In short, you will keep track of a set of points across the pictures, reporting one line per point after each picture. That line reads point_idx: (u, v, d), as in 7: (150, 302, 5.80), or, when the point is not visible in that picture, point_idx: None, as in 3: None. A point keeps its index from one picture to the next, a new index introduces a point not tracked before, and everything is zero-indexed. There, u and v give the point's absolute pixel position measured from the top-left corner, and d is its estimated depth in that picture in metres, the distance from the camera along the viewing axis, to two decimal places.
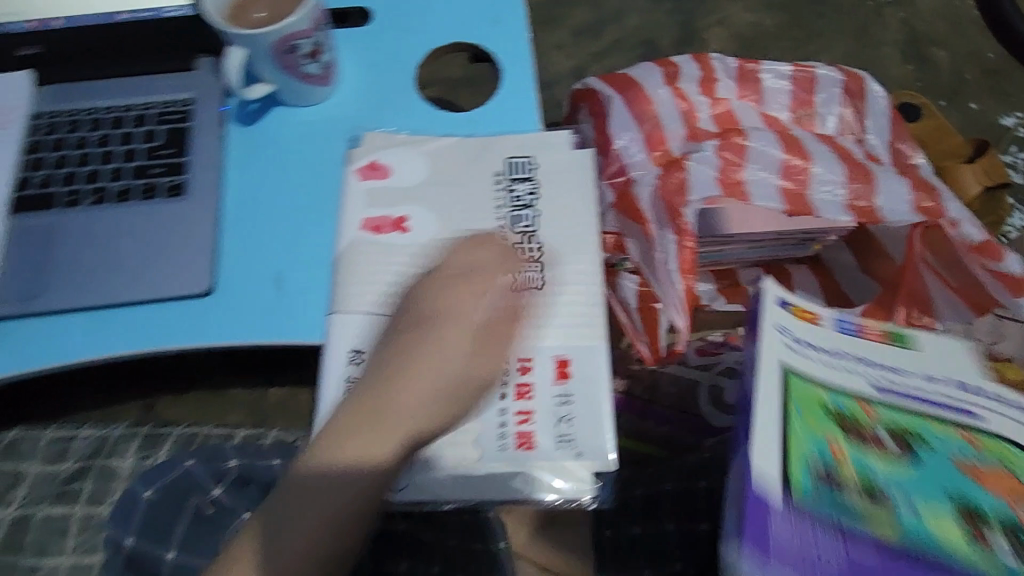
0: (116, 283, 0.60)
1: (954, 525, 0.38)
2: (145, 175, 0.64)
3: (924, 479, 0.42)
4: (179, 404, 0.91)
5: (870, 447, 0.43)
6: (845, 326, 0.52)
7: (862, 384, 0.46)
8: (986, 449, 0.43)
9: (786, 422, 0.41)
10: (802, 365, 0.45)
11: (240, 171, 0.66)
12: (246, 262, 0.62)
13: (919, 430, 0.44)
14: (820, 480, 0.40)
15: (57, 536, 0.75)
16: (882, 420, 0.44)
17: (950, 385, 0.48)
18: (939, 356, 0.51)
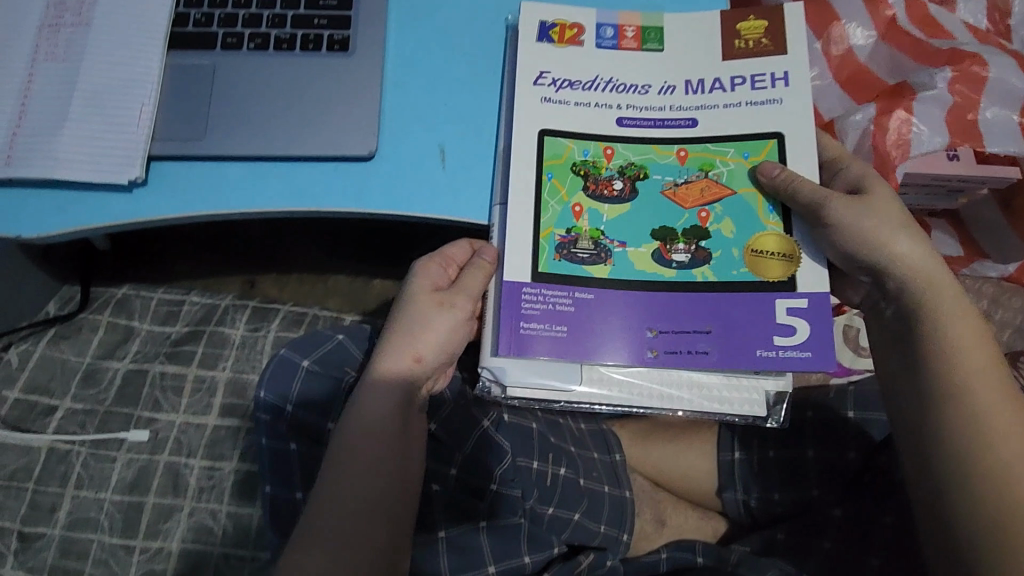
0: (277, 135, 0.57)
1: (744, 262, 0.46)
2: (307, 25, 0.60)
3: (639, 217, 0.48)
4: (280, 282, 0.89)
5: (602, 196, 0.48)
6: (603, 30, 0.52)
7: (610, 125, 0.50)
8: (722, 225, 0.47)
9: (527, 210, 0.47)
10: (561, 122, 0.50)
11: (402, 32, 0.62)
12: (409, 130, 0.59)
13: (648, 166, 0.48)
14: (555, 249, 0.47)
15: (172, 394, 0.76)
16: (615, 163, 0.49)
17: (765, 75, 0.49)
18: (687, 36, 0.51)
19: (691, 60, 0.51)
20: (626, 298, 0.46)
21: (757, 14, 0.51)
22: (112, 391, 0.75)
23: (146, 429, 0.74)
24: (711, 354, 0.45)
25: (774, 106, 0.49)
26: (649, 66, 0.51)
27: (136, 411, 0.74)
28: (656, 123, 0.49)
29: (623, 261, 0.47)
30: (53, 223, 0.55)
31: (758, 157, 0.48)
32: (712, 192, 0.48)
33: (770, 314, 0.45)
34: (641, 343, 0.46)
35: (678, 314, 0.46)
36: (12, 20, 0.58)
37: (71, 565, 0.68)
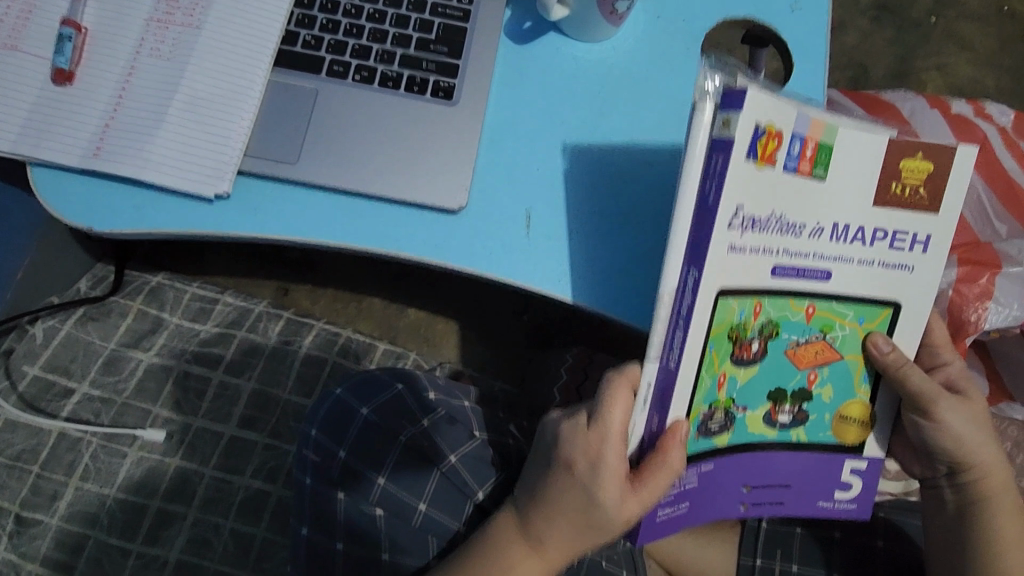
0: (369, 173, 0.57)
1: (833, 428, 0.48)
2: (415, 67, 0.59)
3: (764, 381, 0.45)
4: (314, 295, 0.88)
5: (740, 360, 0.44)
6: (793, 145, 0.40)
7: (765, 276, 0.42)
8: (831, 386, 0.48)
9: (682, 393, 0.41)
10: (733, 282, 0.40)
11: (505, 90, 0.61)
12: (499, 190, 0.59)
13: (782, 326, 0.44)
14: (698, 427, 0.43)
15: (193, 396, 0.74)
16: (759, 322, 0.43)
17: (906, 234, 0.45)
18: (859, 163, 0.42)
19: (853, 199, 0.43)
20: (738, 462, 0.46)
21: (926, 148, 0.43)
22: (132, 384, 0.73)
23: (162, 429, 0.72)
24: (786, 504, 0.48)
25: (903, 273, 0.46)
26: (821, 203, 0.42)
27: (155, 408, 0.73)
28: (800, 275, 0.43)
29: (742, 427, 0.45)
30: (128, 224, 0.54)
31: (871, 324, 0.47)
32: (823, 356, 0.47)
33: (838, 473, 0.49)
34: (735, 499, 0.47)
35: (771, 473, 0.47)
36: (119, 8, 0.57)
37: (63, 559, 0.66)
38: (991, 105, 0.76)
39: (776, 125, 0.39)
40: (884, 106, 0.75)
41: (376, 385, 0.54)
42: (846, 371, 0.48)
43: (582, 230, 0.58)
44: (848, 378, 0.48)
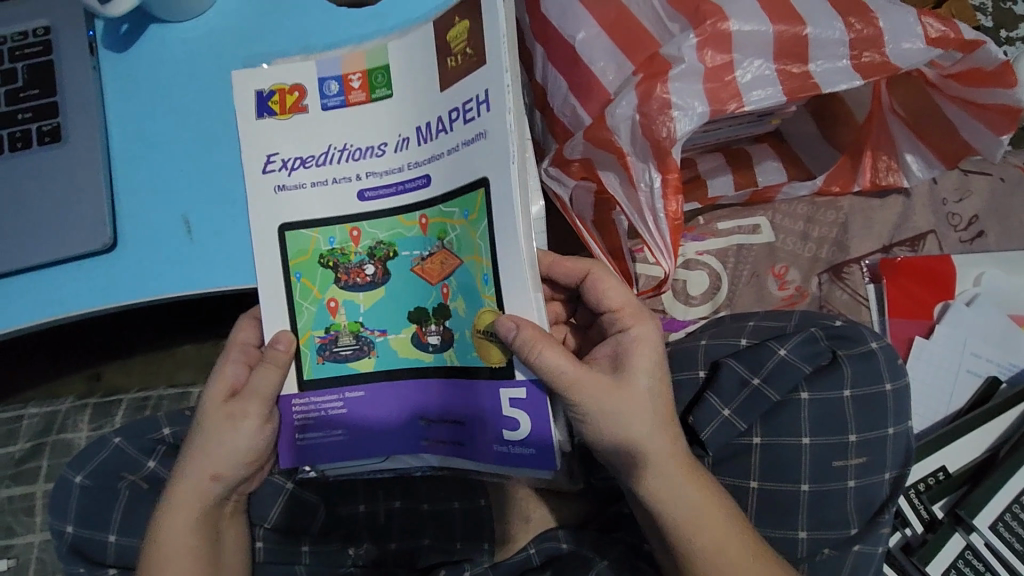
0: (6, 251, 0.55)
1: (475, 345, 0.47)
2: (13, 122, 0.57)
3: (393, 303, 0.49)
4: (125, 367, 0.86)
5: (355, 285, 0.49)
6: (327, 86, 0.50)
7: (351, 202, 0.49)
8: (462, 293, 0.47)
9: (281, 313, 0.49)
10: (299, 214, 0.49)
11: (126, 107, 0.58)
12: (148, 209, 0.56)
13: (396, 244, 0.49)
14: (319, 351, 0.50)
15: (24, 515, 0.73)
16: (363, 246, 0.49)
17: (469, 102, 0.45)
18: (406, 68, 0.48)
19: (416, 100, 0.48)
20: (397, 391, 0.49)
21: (459, 15, 0.45)
22: None
23: (4, 558, 0.72)
24: (458, 443, 0.48)
25: (479, 141, 0.45)
26: (372, 119, 0.49)
27: None
28: (393, 189, 0.49)
29: (383, 350, 0.49)
30: None
31: (476, 217, 0.46)
32: (448, 264, 0.48)
33: (499, 407, 0.47)
34: (411, 432, 0.49)
35: (433, 405, 0.49)
36: None
37: None
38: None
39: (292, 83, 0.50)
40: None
41: (89, 450, 0.53)
42: (473, 273, 0.46)
43: (241, 211, 0.55)
44: (481, 283, 0.46)
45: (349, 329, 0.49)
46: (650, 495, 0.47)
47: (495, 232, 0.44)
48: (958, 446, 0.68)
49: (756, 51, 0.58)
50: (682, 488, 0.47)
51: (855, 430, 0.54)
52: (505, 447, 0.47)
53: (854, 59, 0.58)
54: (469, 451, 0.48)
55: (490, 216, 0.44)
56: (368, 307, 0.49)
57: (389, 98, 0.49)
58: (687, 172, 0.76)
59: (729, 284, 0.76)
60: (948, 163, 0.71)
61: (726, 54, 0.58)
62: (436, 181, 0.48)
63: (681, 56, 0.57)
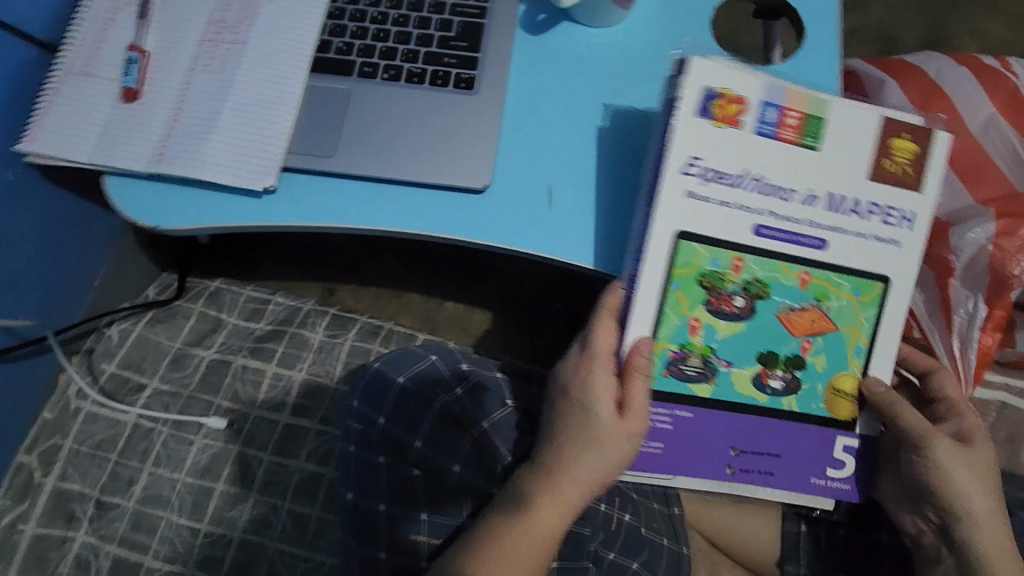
0: (399, 164, 0.62)
1: (826, 400, 0.51)
2: (436, 62, 0.65)
3: (748, 341, 0.50)
4: (358, 293, 0.92)
5: (720, 312, 0.50)
6: (768, 112, 0.49)
7: (745, 233, 0.50)
8: (822, 354, 0.51)
9: (647, 318, 0.49)
10: (699, 227, 0.49)
11: (526, 81, 0.66)
12: (519, 170, 0.63)
13: (771, 286, 0.50)
14: (666, 364, 0.50)
15: (251, 387, 0.79)
16: (742, 278, 0.50)
17: (895, 209, 0.50)
18: (844, 139, 0.50)
19: (842, 171, 0.50)
20: (724, 417, 0.50)
21: (909, 133, 0.50)
22: (196, 378, 0.79)
23: (223, 418, 0.77)
24: (775, 476, 0.51)
25: (892, 246, 0.51)
26: (797, 165, 0.49)
27: (216, 399, 0.78)
28: (790, 238, 0.50)
29: (724, 383, 0.50)
30: (191, 217, 0.61)
31: (866, 297, 0.51)
32: (819, 324, 0.51)
33: (830, 449, 0.52)
34: (723, 462, 0.50)
35: (757, 438, 0.51)
36: (179, 29, 0.65)
37: (139, 539, 0.71)
38: (1016, 62, 0.74)
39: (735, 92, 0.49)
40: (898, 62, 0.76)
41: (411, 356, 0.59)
42: (845, 340, 0.51)
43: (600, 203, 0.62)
44: (848, 349, 0.51)
45: (700, 351, 0.50)
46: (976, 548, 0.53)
47: (883, 318, 0.51)
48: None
49: None
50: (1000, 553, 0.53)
51: None
52: (822, 481, 0.52)
53: None
54: (787, 483, 0.52)
55: (882, 307, 0.51)
56: (723, 337, 0.50)
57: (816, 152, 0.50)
58: None
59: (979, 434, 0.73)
60: None
61: None
62: (831, 250, 0.50)
63: None
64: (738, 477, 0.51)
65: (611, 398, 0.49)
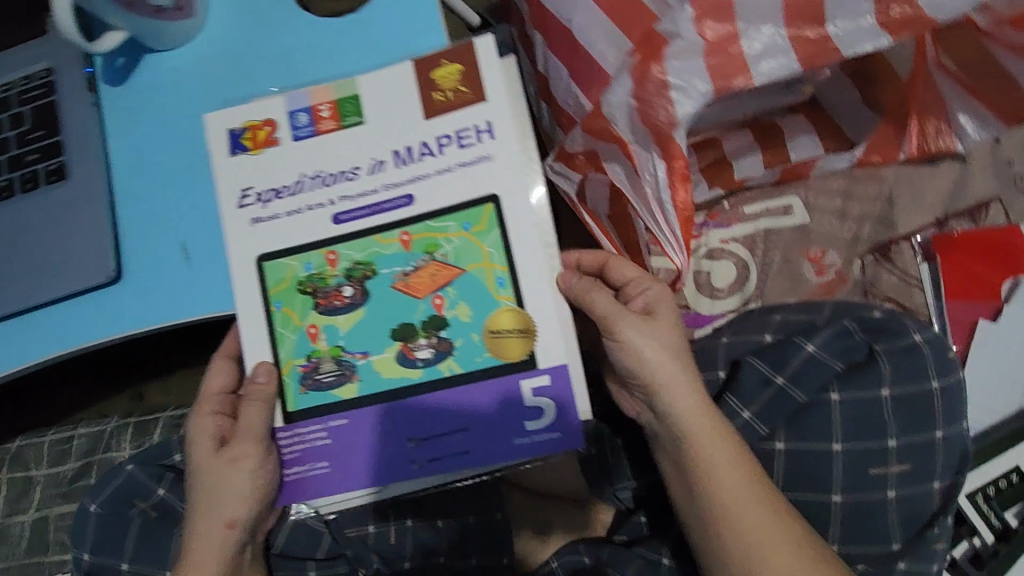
0: (22, 289, 0.56)
1: (490, 346, 0.46)
2: (22, 165, 0.59)
3: (375, 325, 0.47)
4: (164, 386, 0.88)
5: (334, 308, 0.47)
6: (297, 117, 0.49)
7: (327, 226, 0.48)
8: (461, 301, 0.47)
9: (261, 344, 0.47)
10: (273, 244, 0.48)
11: (125, 138, 0.59)
12: (149, 239, 0.57)
13: (374, 262, 0.47)
14: (300, 380, 0.48)
15: None
16: (341, 268, 0.47)
17: (467, 130, 0.47)
18: (383, 97, 0.48)
19: (396, 127, 0.48)
20: (389, 413, 0.47)
21: (449, 57, 0.47)
22: (25, 546, 0.78)
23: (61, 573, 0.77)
24: (470, 452, 0.47)
25: (481, 164, 0.47)
26: (348, 142, 0.48)
27: (49, 557, 0.77)
28: (372, 209, 0.47)
29: (369, 376, 0.47)
30: None
31: (479, 227, 0.47)
32: (442, 275, 0.47)
33: (520, 399, 0.47)
34: (407, 457, 0.47)
35: (434, 421, 0.47)
36: None
37: None
38: None
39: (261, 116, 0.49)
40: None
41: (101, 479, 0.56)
42: (479, 276, 0.47)
43: None
44: (488, 282, 0.46)
45: (330, 355, 0.47)
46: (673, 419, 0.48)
47: (509, 240, 0.46)
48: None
49: (762, 17, 0.52)
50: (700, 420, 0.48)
51: (894, 434, 0.49)
52: (526, 437, 0.47)
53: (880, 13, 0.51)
54: (489, 455, 0.47)
55: (500, 227, 0.46)
56: (349, 330, 0.47)
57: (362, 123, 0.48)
58: (711, 154, 0.70)
59: (758, 272, 0.70)
60: (1007, 122, 0.63)
61: (728, 23, 0.52)
62: (419, 199, 0.47)
63: (678, 31, 0.53)
64: (433, 467, 0.48)
65: (210, 435, 0.50)
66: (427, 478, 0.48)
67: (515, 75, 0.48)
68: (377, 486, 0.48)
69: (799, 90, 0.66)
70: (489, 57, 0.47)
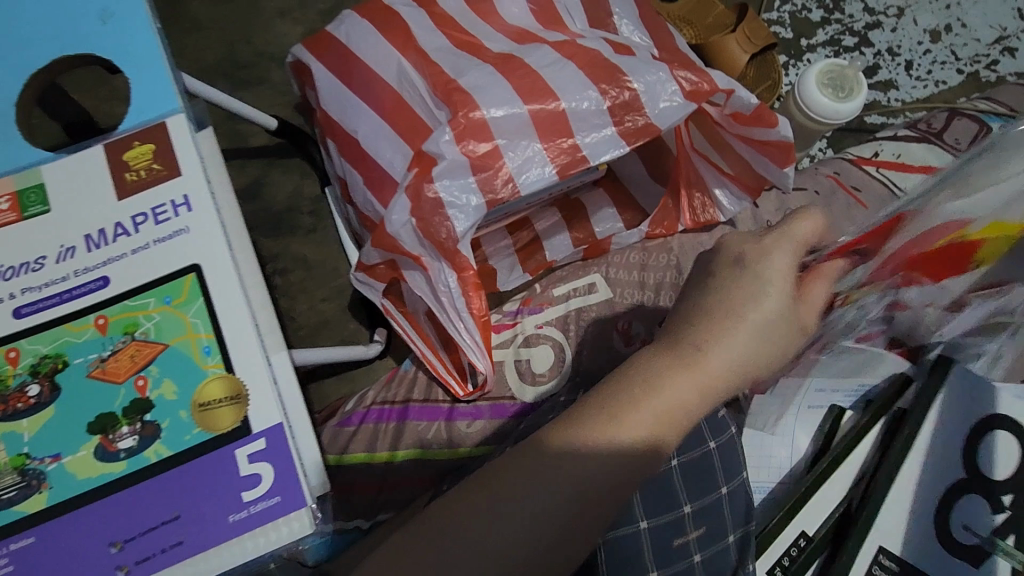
0: None
1: (199, 420, 0.45)
2: None
3: (66, 418, 0.45)
4: None
5: (16, 412, 0.45)
6: None
7: (9, 321, 0.47)
8: (162, 378, 0.46)
9: None
10: None
11: None
12: None
13: (63, 353, 0.46)
14: None
15: None
16: (24, 365, 0.46)
17: (162, 206, 0.50)
18: (72, 188, 0.50)
19: (83, 213, 0.50)
20: (88, 516, 0.43)
21: (138, 140, 0.51)
22: None
23: None
24: (182, 544, 0.43)
25: (181, 236, 0.49)
26: (34, 234, 0.49)
27: None
28: (63, 297, 0.48)
29: (60, 478, 0.44)
30: None
31: (179, 299, 0.48)
32: (142, 355, 0.47)
33: (232, 470, 0.44)
34: (108, 564, 0.43)
35: (135, 516, 0.44)
36: None
37: None
38: None
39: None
40: (326, 40, 0.72)
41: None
42: (180, 342, 0.47)
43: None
44: (191, 349, 0.47)
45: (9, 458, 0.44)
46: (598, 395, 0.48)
47: (212, 307, 0.48)
48: (821, 493, 0.60)
49: (518, 135, 0.56)
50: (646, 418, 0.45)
51: (687, 502, 0.55)
52: (246, 508, 0.44)
53: (616, 122, 0.57)
54: (207, 540, 0.43)
55: (199, 295, 0.47)
56: (38, 431, 0.45)
57: (46, 212, 0.49)
58: (526, 237, 0.79)
59: (573, 352, 0.73)
60: (752, 195, 0.72)
61: (488, 140, 0.55)
62: (114, 281, 0.48)
63: (440, 152, 0.54)
64: (143, 567, 0.43)
65: None
66: None
67: (205, 155, 0.52)
68: None
69: (590, 172, 0.72)
70: (182, 141, 0.52)
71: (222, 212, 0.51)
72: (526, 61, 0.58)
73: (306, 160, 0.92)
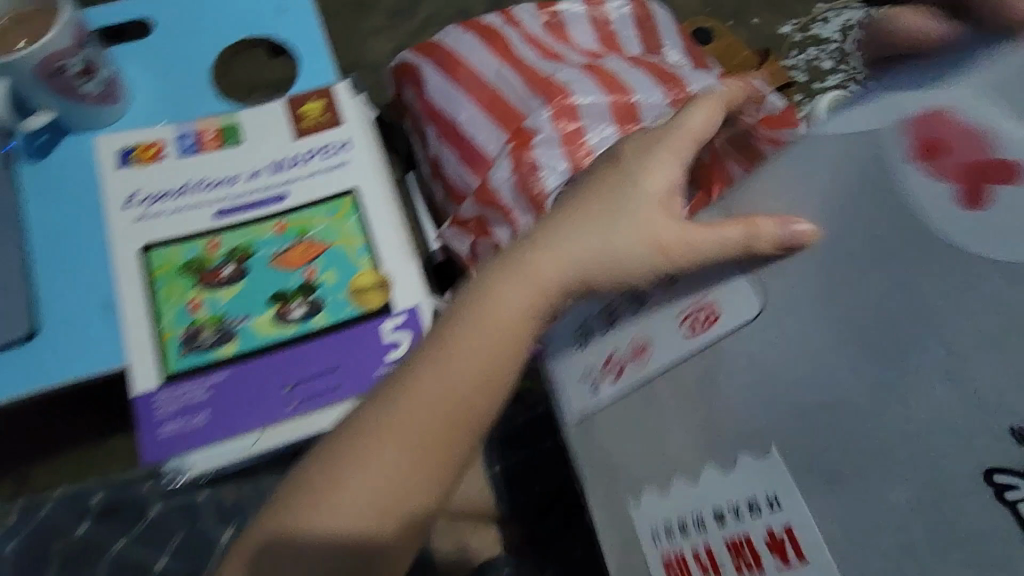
0: None
1: (355, 300, 0.59)
2: None
3: (252, 291, 0.59)
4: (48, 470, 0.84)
5: (215, 284, 0.59)
6: (184, 140, 0.64)
7: (212, 219, 0.62)
8: (326, 268, 0.60)
9: (143, 315, 0.58)
10: (161, 235, 0.61)
11: (41, 207, 0.63)
12: (71, 292, 0.60)
13: (251, 245, 0.61)
14: (182, 346, 0.57)
15: None
16: (222, 251, 0.61)
17: (330, 146, 0.65)
18: (260, 127, 0.66)
19: (268, 146, 0.65)
20: (267, 363, 0.57)
21: (312, 97, 0.67)
22: None
23: None
24: (338, 388, 0.57)
25: (343, 168, 0.64)
26: (231, 159, 0.64)
27: None
28: (252, 205, 0.63)
29: (247, 334, 0.58)
30: None
31: (341, 213, 0.62)
32: (311, 251, 0.61)
33: (378, 337, 0.58)
34: (281, 399, 0.56)
35: (303, 365, 0.57)
36: None
37: None
38: (520, 11, 0.88)
39: (151, 141, 0.64)
40: (434, 46, 0.89)
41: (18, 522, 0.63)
42: (341, 244, 0.61)
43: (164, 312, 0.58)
44: (349, 250, 0.61)
45: (209, 316, 0.58)
46: (477, 282, 0.43)
47: (366, 220, 0.62)
48: None
49: (600, 119, 0.72)
50: (524, 316, 0.41)
51: None
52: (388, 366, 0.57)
53: None
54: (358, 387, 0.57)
55: (356, 210, 0.62)
56: (230, 299, 0.59)
57: (241, 143, 0.65)
58: None
59: None
60: None
61: (576, 122, 0.71)
62: (291, 197, 0.63)
63: (540, 127, 0.71)
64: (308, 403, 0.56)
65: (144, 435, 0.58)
66: (300, 419, 0.56)
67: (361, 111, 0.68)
68: (254, 430, 0.55)
69: None
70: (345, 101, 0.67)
71: (372, 154, 0.66)
72: (605, 65, 0.74)
73: (392, 149, 1.09)
